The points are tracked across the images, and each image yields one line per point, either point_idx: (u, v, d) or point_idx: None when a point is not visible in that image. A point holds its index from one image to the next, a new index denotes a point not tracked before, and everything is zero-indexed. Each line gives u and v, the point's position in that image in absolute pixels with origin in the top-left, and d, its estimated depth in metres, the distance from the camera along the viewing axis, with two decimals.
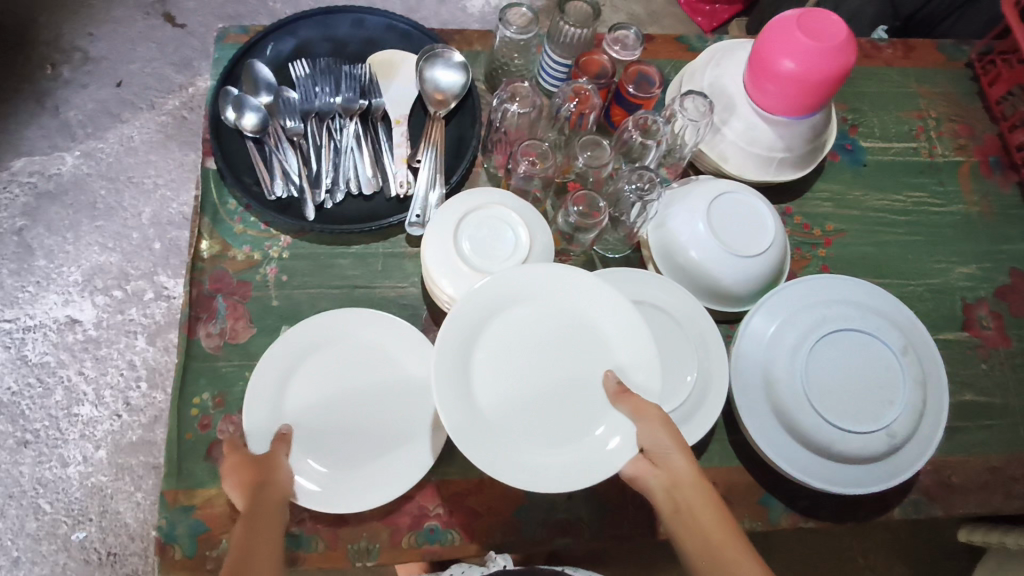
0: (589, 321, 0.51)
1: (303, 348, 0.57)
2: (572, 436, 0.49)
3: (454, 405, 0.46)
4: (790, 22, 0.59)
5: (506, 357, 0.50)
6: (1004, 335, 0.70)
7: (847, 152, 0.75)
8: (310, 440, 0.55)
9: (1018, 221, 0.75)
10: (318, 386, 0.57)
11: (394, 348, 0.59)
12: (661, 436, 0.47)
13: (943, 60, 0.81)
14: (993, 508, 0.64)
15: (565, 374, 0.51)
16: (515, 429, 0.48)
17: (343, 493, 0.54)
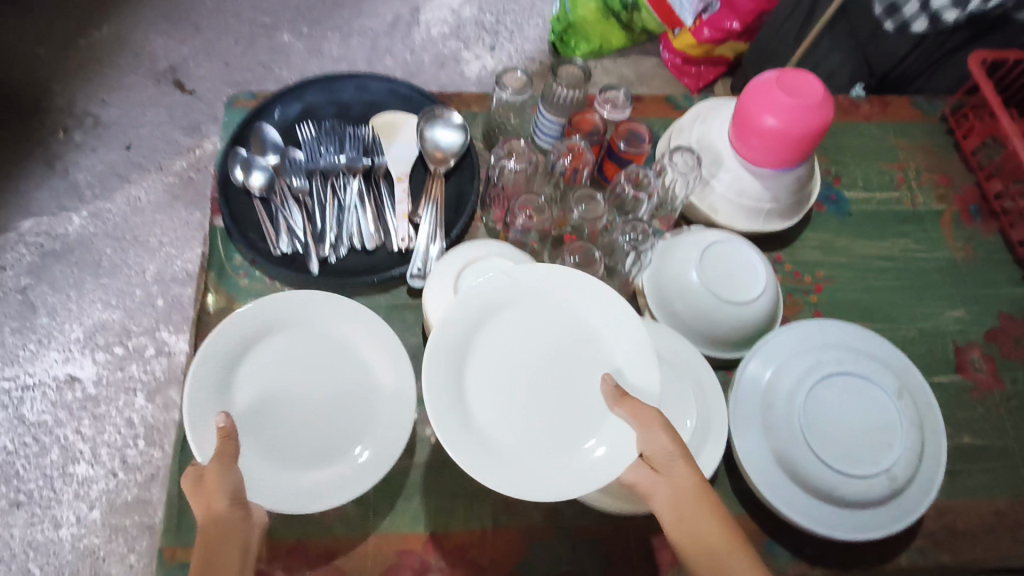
0: (583, 330, 0.53)
1: (243, 342, 0.56)
2: (571, 446, 0.50)
3: (446, 414, 0.48)
4: (770, 83, 0.63)
5: (499, 373, 0.52)
6: (998, 377, 0.71)
7: (831, 202, 0.78)
8: (273, 447, 0.55)
9: (1001, 266, 0.77)
10: (260, 382, 0.57)
11: (340, 330, 0.60)
12: (662, 440, 0.46)
13: (917, 115, 0.85)
14: (1002, 554, 0.63)
15: (558, 385, 0.53)
16: (512, 440, 0.50)
17: (312, 492, 0.53)
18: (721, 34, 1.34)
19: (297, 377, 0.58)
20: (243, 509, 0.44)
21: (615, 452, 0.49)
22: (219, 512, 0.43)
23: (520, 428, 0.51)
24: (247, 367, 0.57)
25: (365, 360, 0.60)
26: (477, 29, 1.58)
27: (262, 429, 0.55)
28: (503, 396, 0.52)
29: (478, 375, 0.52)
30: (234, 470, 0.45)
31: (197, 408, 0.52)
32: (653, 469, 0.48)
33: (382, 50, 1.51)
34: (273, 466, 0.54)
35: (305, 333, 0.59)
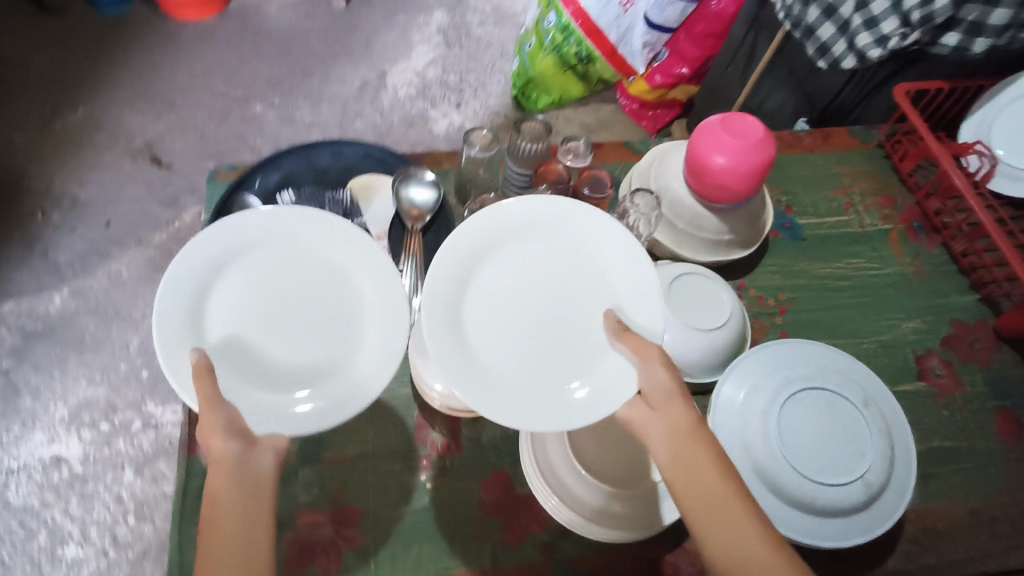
0: (585, 268, 0.61)
1: (214, 262, 0.56)
2: (564, 375, 0.58)
3: (445, 339, 0.56)
4: (715, 125, 0.69)
5: (500, 300, 0.60)
6: (958, 381, 0.75)
7: (786, 230, 0.83)
8: (259, 376, 0.56)
9: (950, 276, 0.83)
10: (233, 310, 0.57)
11: (320, 243, 0.59)
12: (662, 377, 0.50)
13: (856, 143, 0.92)
14: (982, 551, 0.66)
15: (557, 311, 0.60)
16: (508, 370, 0.57)
17: (303, 420, 0.55)
18: (672, 79, 1.44)
19: (277, 297, 0.58)
20: (241, 442, 0.46)
21: (604, 388, 0.56)
22: (218, 449, 0.46)
23: (514, 360, 0.58)
24: (226, 283, 0.57)
25: (346, 278, 0.60)
26: (441, 89, 1.66)
27: (241, 350, 0.56)
28: (501, 322, 0.59)
29: (479, 297, 0.60)
30: (226, 407, 0.48)
31: (171, 343, 0.52)
32: (649, 408, 0.50)
33: (353, 113, 1.58)
34: (261, 393, 0.55)
35: (290, 253, 0.59)
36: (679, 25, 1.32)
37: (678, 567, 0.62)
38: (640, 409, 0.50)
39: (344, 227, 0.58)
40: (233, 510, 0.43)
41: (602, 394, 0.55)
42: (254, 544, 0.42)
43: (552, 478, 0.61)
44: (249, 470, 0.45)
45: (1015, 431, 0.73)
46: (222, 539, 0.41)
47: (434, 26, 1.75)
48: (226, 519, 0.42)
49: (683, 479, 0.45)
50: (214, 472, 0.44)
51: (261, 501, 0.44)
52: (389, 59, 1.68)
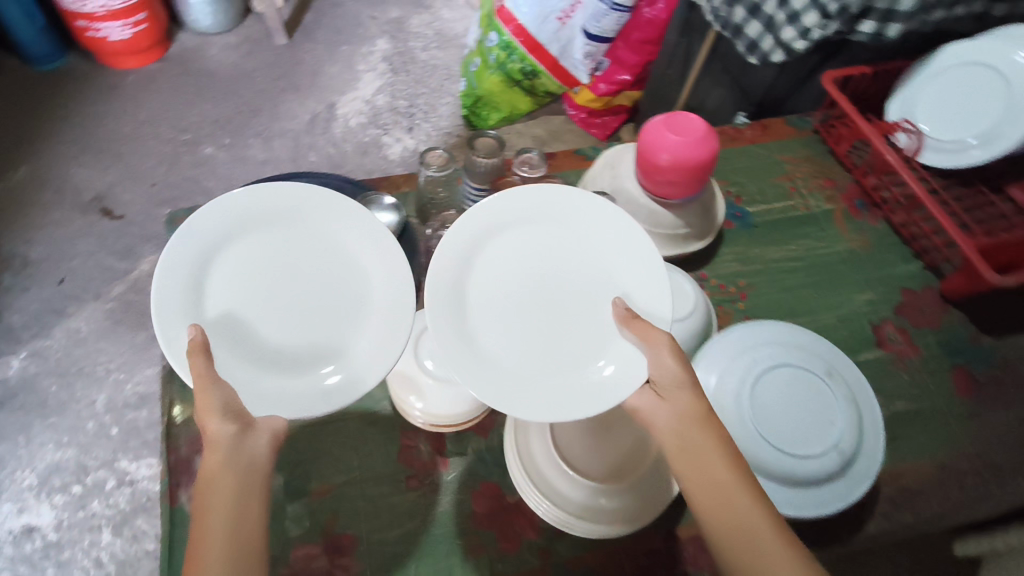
0: (589, 253, 0.64)
1: (223, 234, 0.60)
2: (570, 358, 0.62)
3: (448, 333, 0.59)
4: (660, 125, 0.72)
5: (503, 285, 0.63)
6: (913, 345, 0.79)
7: (738, 219, 0.87)
8: (261, 356, 0.61)
9: (894, 247, 0.87)
10: (232, 282, 0.61)
11: (328, 225, 0.64)
12: (671, 367, 0.54)
13: (793, 131, 0.97)
14: (953, 503, 0.69)
15: (559, 292, 0.63)
16: (511, 360, 0.61)
17: (303, 402, 0.60)
18: (617, 87, 1.50)
19: (281, 278, 0.63)
20: (234, 421, 0.51)
21: (621, 370, 0.59)
22: (213, 426, 0.51)
23: (519, 347, 0.62)
24: (231, 256, 0.61)
25: (351, 264, 0.65)
26: (392, 115, 1.67)
27: (238, 327, 0.61)
28: (504, 309, 0.63)
29: (484, 287, 0.63)
30: (224, 385, 0.53)
31: (173, 316, 0.57)
32: (657, 396, 0.55)
33: (306, 147, 1.58)
34: (261, 371, 0.60)
35: (297, 232, 0.64)
36: (616, 34, 1.38)
37: (673, 555, 0.64)
38: (649, 396, 0.55)
39: (350, 210, 0.64)
40: (227, 478, 0.48)
41: (617, 380, 0.59)
42: (246, 510, 0.47)
43: (540, 478, 0.62)
44: (243, 445, 0.51)
45: (971, 386, 0.77)
46: (217, 504, 0.47)
47: (378, 54, 1.77)
48: (222, 489, 0.48)
49: (685, 459, 0.50)
50: (212, 449, 0.50)
51: (252, 472, 0.50)
52: (337, 90, 1.69)
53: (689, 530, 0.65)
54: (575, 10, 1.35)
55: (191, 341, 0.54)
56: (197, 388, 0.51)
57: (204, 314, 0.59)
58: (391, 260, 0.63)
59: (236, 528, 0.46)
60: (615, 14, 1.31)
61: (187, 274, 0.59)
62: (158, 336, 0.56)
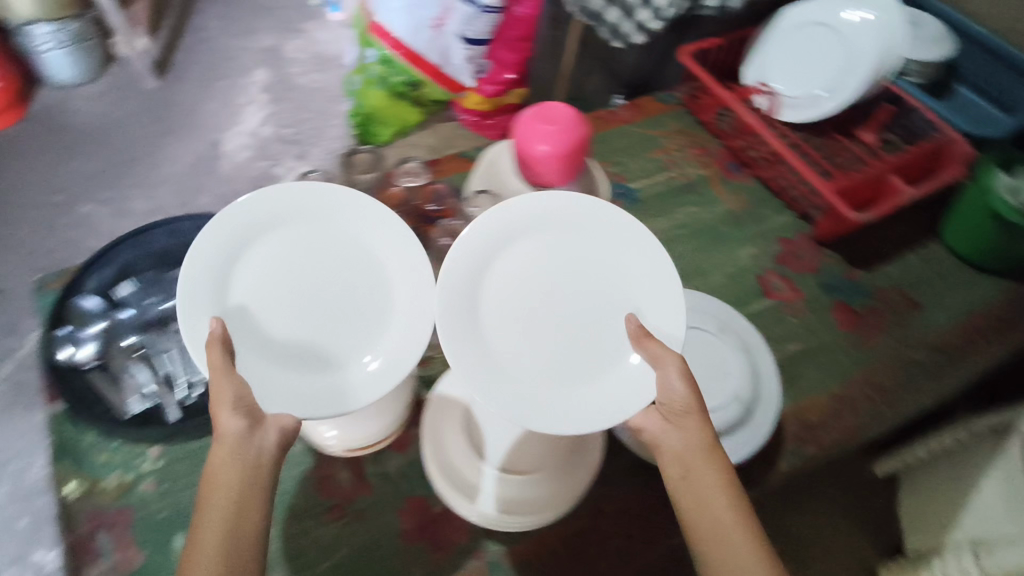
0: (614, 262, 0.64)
1: (269, 222, 0.63)
2: (588, 350, 0.62)
3: (456, 325, 0.60)
4: (531, 118, 0.74)
5: (520, 282, 0.64)
6: (796, 289, 0.85)
7: (622, 196, 0.89)
8: (274, 351, 0.61)
9: (769, 202, 0.92)
10: (258, 270, 0.62)
11: (368, 233, 0.66)
12: (679, 392, 0.56)
13: (663, 107, 1.02)
14: (849, 428, 0.75)
15: (579, 292, 0.64)
16: (521, 358, 0.62)
17: (314, 404, 0.60)
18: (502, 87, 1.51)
19: (303, 283, 0.63)
20: (244, 418, 0.54)
21: (636, 376, 0.60)
22: (223, 422, 0.53)
23: (536, 355, 0.62)
24: (261, 246, 0.63)
25: (380, 270, 0.65)
26: (281, 145, 1.63)
27: (249, 320, 0.61)
28: (519, 307, 0.63)
29: (504, 280, 0.64)
30: (239, 377, 0.55)
31: (193, 292, 0.59)
32: (665, 419, 0.57)
33: (193, 189, 1.52)
34: (272, 365, 0.60)
35: (333, 232, 0.65)
36: (491, 38, 1.41)
37: (602, 530, 0.65)
38: (657, 417, 0.58)
39: (390, 219, 0.65)
40: (230, 477, 0.51)
41: (629, 386, 0.60)
42: (249, 503, 0.51)
43: (467, 484, 0.62)
44: (251, 443, 0.53)
45: (852, 319, 0.83)
46: (220, 493, 0.50)
47: (257, 85, 1.72)
48: (222, 484, 0.51)
49: (685, 485, 0.53)
50: (221, 443, 0.52)
51: (258, 470, 0.53)
52: (218, 127, 1.63)
53: (615, 504, 0.67)
54: (448, 16, 1.37)
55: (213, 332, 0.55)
56: (214, 379, 0.53)
57: (224, 300, 0.60)
58: (417, 267, 0.64)
59: (234, 529, 0.49)
60: (486, 16, 1.34)
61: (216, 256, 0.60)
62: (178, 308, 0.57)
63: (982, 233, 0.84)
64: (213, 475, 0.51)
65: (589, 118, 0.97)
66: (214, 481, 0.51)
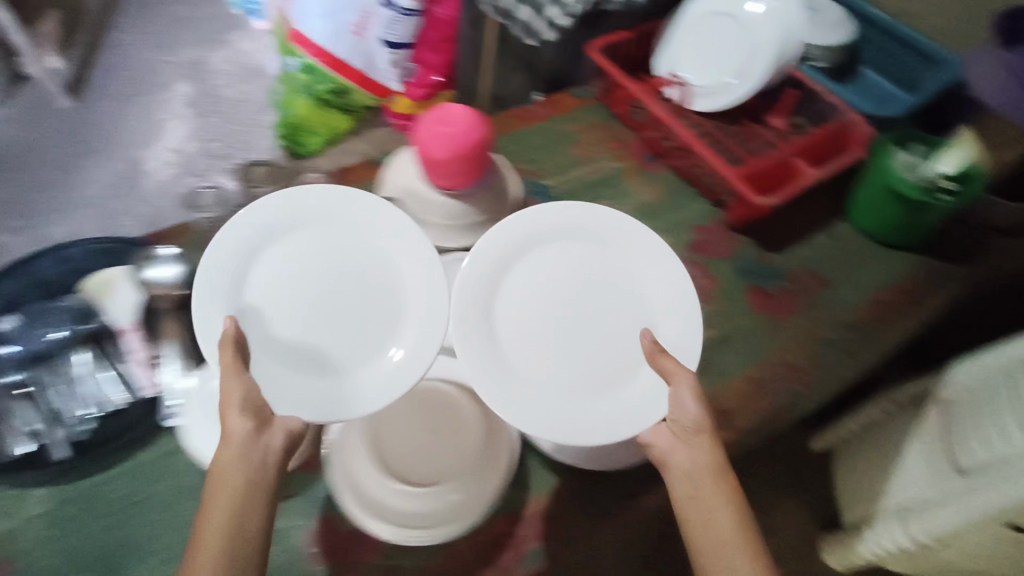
0: (626, 274, 0.71)
1: (291, 224, 0.67)
2: (596, 351, 0.68)
3: (470, 327, 0.66)
4: (429, 121, 0.72)
5: (532, 287, 0.70)
6: (710, 278, 0.85)
7: (536, 194, 0.88)
8: (287, 355, 0.64)
9: (683, 191, 0.93)
10: (274, 274, 0.67)
11: (384, 241, 0.69)
12: (691, 409, 0.59)
13: (578, 102, 1.00)
14: (760, 412, 0.77)
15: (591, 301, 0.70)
16: (532, 358, 0.67)
17: (333, 406, 0.62)
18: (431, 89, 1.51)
19: (320, 290, 0.67)
20: (255, 419, 0.56)
21: (651, 393, 0.65)
22: (231, 424, 0.54)
23: (542, 360, 0.67)
24: (280, 248, 0.67)
25: (394, 276, 0.68)
26: (207, 159, 1.58)
27: (256, 321, 0.65)
28: (531, 313, 0.69)
29: (516, 286, 0.69)
30: (248, 378, 0.57)
31: (209, 287, 0.63)
32: (677, 438, 0.59)
33: (114, 212, 1.47)
34: (288, 368, 0.63)
35: (350, 239, 0.69)
36: (413, 42, 1.42)
37: (515, 536, 0.68)
38: (667, 432, 0.60)
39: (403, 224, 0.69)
40: (236, 476, 0.52)
41: (644, 403, 0.65)
42: (252, 500, 0.52)
43: (374, 501, 0.62)
44: (257, 444, 0.54)
45: (766, 303, 0.84)
46: (224, 490, 0.51)
47: (179, 99, 1.66)
48: (228, 481, 0.52)
49: (695, 509, 0.55)
50: (227, 446, 0.53)
51: (262, 472, 0.53)
52: (139, 145, 1.57)
53: (529, 507, 0.69)
54: (370, 21, 1.35)
55: (225, 330, 0.60)
56: (225, 377, 0.57)
57: (238, 299, 0.64)
58: (432, 271, 0.67)
59: (240, 526, 0.51)
60: (406, 19, 1.35)
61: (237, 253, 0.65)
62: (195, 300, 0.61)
63: (892, 218, 0.86)
64: (221, 470, 0.52)
65: (501, 117, 0.95)
66: (221, 475, 0.52)
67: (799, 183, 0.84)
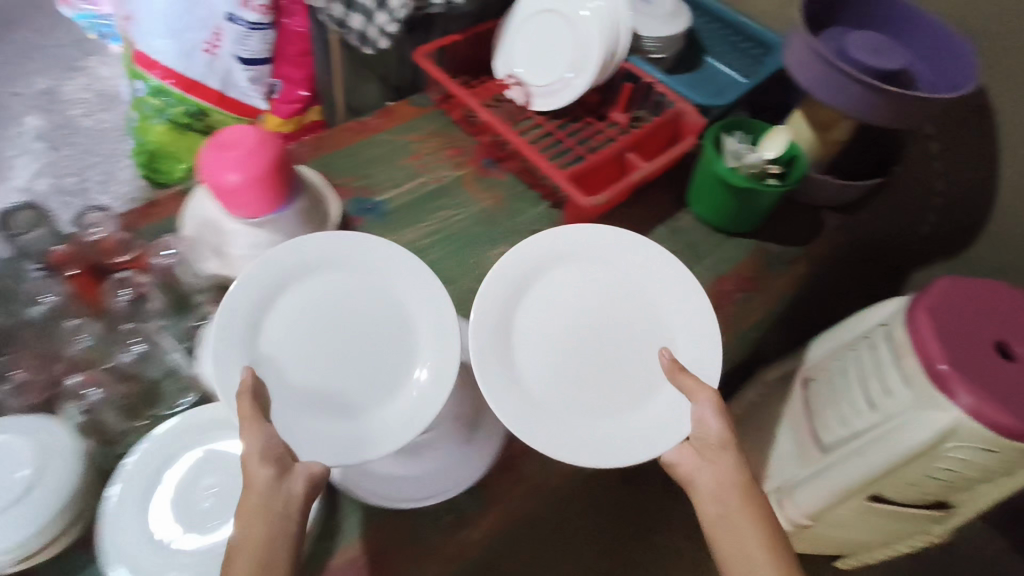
0: (638, 293, 0.75)
1: (302, 267, 0.68)
2: (615, 369, 0.71)
3: (486, 358, 0.68)
4: (213, 149, 0.66)
5: (548, 310, 0.73)
6: None
7: (368, 211, 0.83)
8: (304, 400, 0.64)
9: (524, 195, 0.89)
10: (288, 319, 0.66)
11: (398, 279, 0.69)
12: (715, 428, 0.63)
13: (417, 110, 0.95)
14: None
15: (608, 324, 0.74)
16: (545, 380, 0.70)
17: (352, 448, 0.62)
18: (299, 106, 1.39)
19: (336, 332, 0.67)
20: (275, 467, 0.55)
21: (667, 413, 0.68)
22: (259, 474, 0.55)
23: (564, 382, 0.70)
24: (291, 292, 0.67)
25: (406, 315, 0.68)
26: (58, 197, 1.46)
27: (268, 368, 0.64)
28: (547, 336, 0.72)
29: (530, 311, 0.74)
30: (266, 427, 0.57)
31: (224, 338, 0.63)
32: (700, 455, 0.64)
33: None
34: (310, 415, 0.63)
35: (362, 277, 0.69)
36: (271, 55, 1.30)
37: None
38: (690, 452, 0.65)
39: (413, 264, 0.69)
40: (258, 527, 0.52)
41: (666, 418, 0.68)
42: (274, 550, 0.52)
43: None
44: (279, 489, 0.54)
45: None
46: (248, 542, 0.52)
47: (27, 134, 1.54)
48: (252, 531, 0.52)
49: (724, 524, 0.60)
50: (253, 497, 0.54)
51: (288, 516, 0.54)
52: None
53: (349, 555, 0.65)
54: (220, 38, 1.22)
55: (243, 382, 0.59)
56: (243, 429, 0.56)
57: (254, 348, 0.64)
58: (441, 307, 0.67)
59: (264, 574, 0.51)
60: (256, 33, 1.23)
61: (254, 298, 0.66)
62: (213, 356, 0.61)
63: (727, 207, 0.85)
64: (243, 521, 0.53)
65: (330, 131, 0.90)
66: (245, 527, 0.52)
67: (637, 174, 0.82)
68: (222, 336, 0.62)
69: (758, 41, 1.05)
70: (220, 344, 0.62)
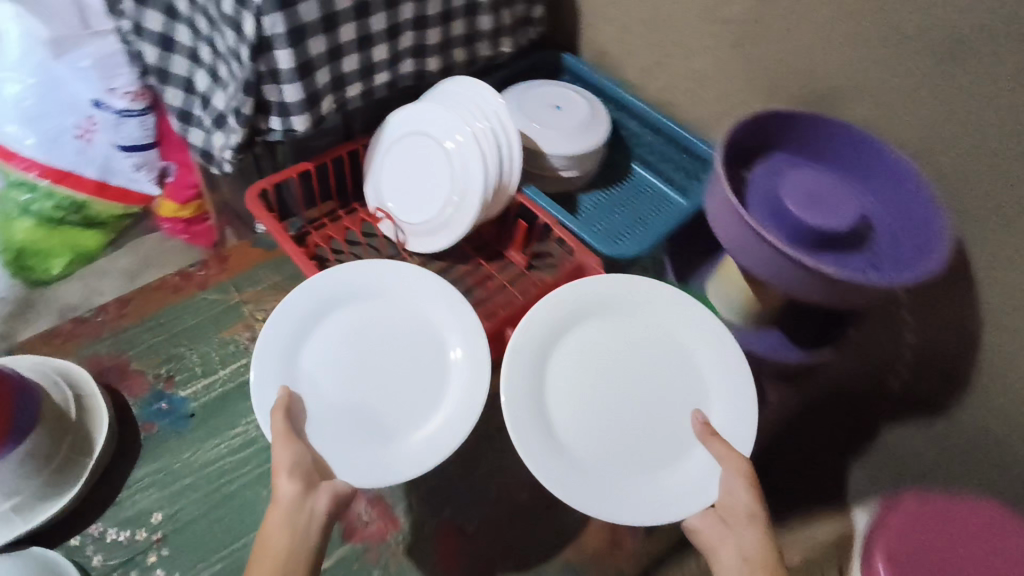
0: (687, 348, 0.65)
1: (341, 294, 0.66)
2: (653, 423, 0.62)
3: (520, 400, 0.61)
4: None
5: (590, 356, 0.64)
6: (389, 518, 0.72)
7: (164, 414, 0.72)
8: (339, 416, 0.61)
9: None
10: (327, 347, 0.64)
11: (427, 302, 0.67)
12: (741, 496, 0.54)
13: (263, 253, 0.85)
14: None
15: (648, 376, 0.64)
16: (575, 418, 0.62)
17: (389, 468, 0.60)
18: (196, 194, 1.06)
19: (372, 352, 0.65)
20: (305, 491, 0.52)
21: (693, 483, 0.60)
22: (281, 489, 0.51)
23: (599, 423, 0.62)
24: (331, 324, 0.65)
25: (433, 328, 0.67)
26: None
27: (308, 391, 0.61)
28: (585, 379, 0.64)
29: (568, 352, 0.64)
30: (299, 447, 0.55)
31: (264, 365, 0.61)
32: (722, 522, 0.54)
33: None
34: (341, 416, 0.61)
35: (388, 304, 0.67)
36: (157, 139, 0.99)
37: None
38: (712, 519, 0.55)
39: (432, 279, 0.67)
40: (277, 541, 0.49)
41: (692, 485, 0.60)
42: (294, 559, 0.48)
43: None
44: (302, 510, 0.50)
45: (456, 549, 0.71)
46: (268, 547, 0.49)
47: None
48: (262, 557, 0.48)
49: None
50: (276, 514, 0.50)
51: (305, 543, 0.49)
52: None
53: None
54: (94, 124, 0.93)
55: (279, 399, 0.58)
56: (277, 447, 0.54)
57: (294, 369, 0.62)
58: (466, 318, 0.66)
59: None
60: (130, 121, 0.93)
61: (296, 325, 0.64)
62: (254, 382, 0.60)
63: None
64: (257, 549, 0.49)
65: (145, 288, 0.79)
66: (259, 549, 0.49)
67: None
68: (263, 357, 0.61)
69: (690, 152, 0.88)
70: (261, 370, 0.61)
